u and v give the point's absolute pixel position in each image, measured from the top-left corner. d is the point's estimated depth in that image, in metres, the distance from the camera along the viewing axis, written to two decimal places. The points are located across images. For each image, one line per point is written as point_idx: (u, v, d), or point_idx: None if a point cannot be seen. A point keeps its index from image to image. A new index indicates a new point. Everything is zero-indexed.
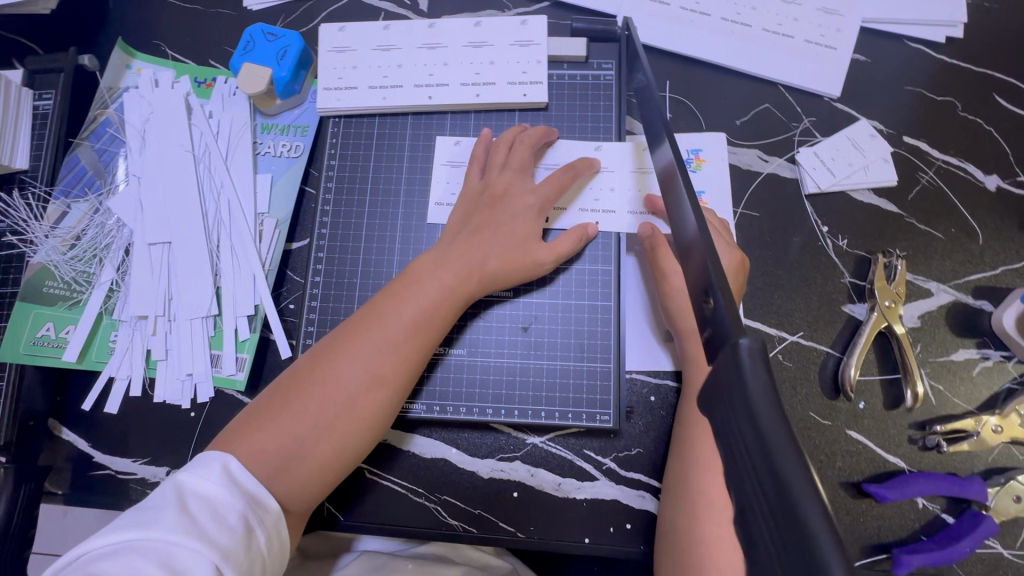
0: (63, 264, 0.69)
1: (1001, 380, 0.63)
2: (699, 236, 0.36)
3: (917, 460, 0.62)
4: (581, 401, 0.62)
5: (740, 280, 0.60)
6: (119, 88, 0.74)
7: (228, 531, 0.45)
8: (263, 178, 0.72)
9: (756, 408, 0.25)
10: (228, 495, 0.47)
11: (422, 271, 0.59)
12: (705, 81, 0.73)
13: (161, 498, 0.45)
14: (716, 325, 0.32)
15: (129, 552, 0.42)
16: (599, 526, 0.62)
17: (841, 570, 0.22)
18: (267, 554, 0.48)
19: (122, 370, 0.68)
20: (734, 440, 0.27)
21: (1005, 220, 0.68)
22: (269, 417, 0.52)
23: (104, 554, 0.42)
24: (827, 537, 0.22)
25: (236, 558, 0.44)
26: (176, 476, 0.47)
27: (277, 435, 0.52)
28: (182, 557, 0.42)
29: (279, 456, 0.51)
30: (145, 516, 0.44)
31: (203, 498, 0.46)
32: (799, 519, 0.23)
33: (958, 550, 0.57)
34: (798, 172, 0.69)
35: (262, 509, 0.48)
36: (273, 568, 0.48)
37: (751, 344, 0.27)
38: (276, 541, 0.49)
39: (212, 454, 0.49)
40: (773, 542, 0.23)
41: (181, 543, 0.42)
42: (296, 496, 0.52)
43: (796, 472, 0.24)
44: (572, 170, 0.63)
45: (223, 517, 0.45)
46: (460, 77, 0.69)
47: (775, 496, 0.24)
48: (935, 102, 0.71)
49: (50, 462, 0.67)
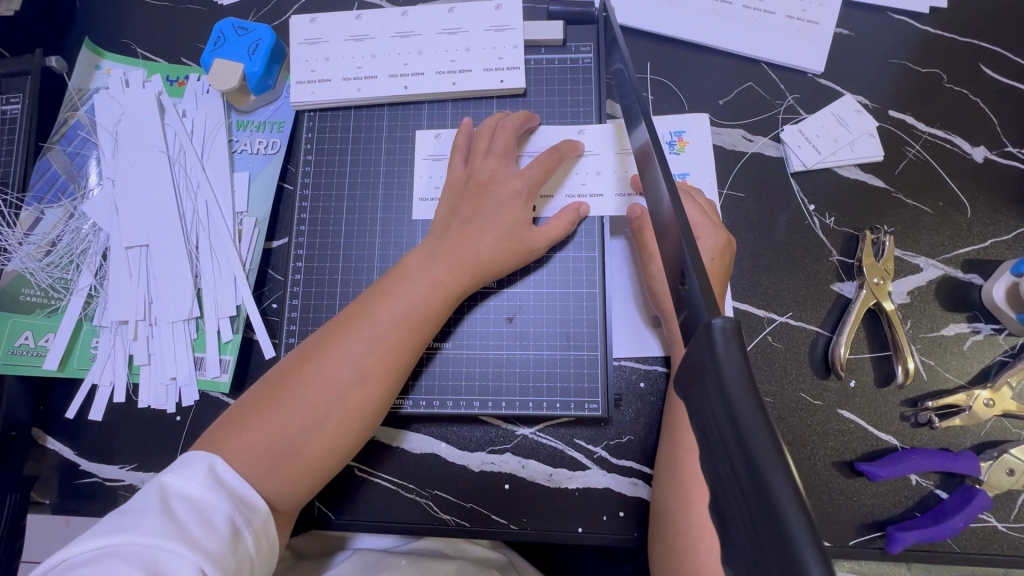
0: (39, 272, 0.68)
1: (992, 354, 0.63)
2: (674, 215, 0.35)
3: (910, 436, 0.61)
4: (569, 390, 0.62)
5: (726, 261, 0.59)
6: (89, 90, 0.73)
7: (214, 533, 0.44)
8: (240, 177, 0.70)
9: (730, 390, 0.25)
10: (213, 496, 0.46)
11: (412, 266, 0.58)
12: (686, 61, 0.72)
13: (143, 501, 0.44)
14: (693, 306, 0.31)
15: (109, 557, 0.41)
16: (592, 515, 0.61)
17: (814, 553, 0.21)
18: (256, 556, 0.47)
19: (105, 376, 0.67)
20: (709, 424, 0.26)
21: (993, 192, 0.67)
22: (256, 417, 0.52)
23: (83, 560, 0.41)
24: (802, 519, 0.22)
25: (223, 560, 0.43)
26: (159, 478, 0.46)
27: (264, 434, 0.51)
28: (166, 561, 0.41)
29: (267, 456, 0.50)
30: (126, 520, 0.43)
31: (187, 499, 0.45)
32: (772, 501, 0.22)
33: (951, 525, 0.57)
34: (783, 151, 0.68)
35: (249, 510, 0.48)
36: (261, 569, 0.48)
37: (725, 324, 0.27)
38: (264, 540, 0.48)
39: (198, 455, 0.48)
40: (748, 527, 0.23)
41: (165, 546, 0.41)
42: (284, 497, 0.51)
43: (769, 453, 0.23)
44: (558, 152, 0.62)
45: (208, 519, 0.45)
46: (435, 65, 0.67)
47: (747, 479, 0.23)
48: (920, 75, 0.70)
49: (36, 472, 0.66)
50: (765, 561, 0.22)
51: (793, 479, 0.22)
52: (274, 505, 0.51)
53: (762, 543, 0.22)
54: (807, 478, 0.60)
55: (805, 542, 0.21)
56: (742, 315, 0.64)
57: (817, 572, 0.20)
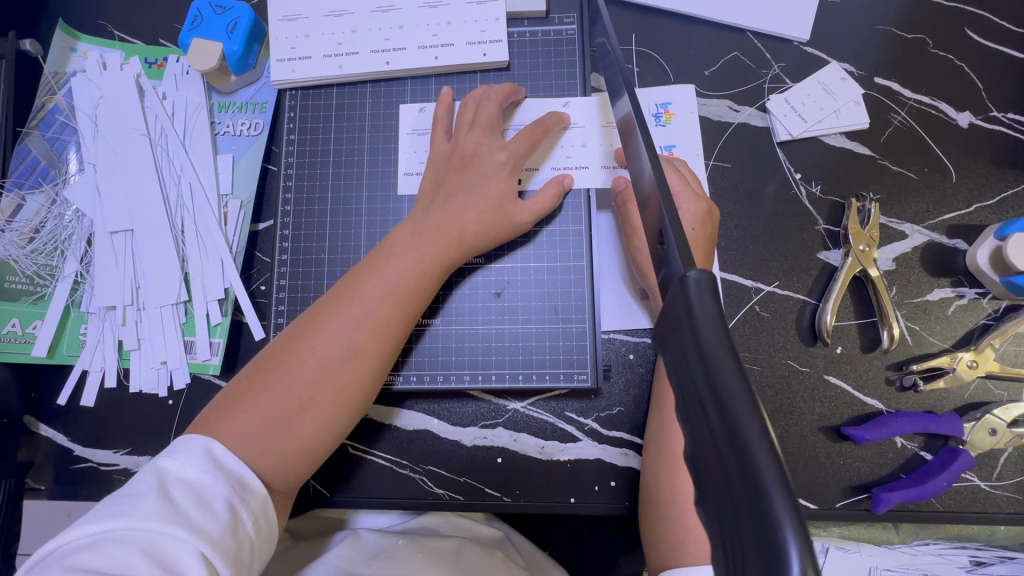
0: (23, 259, 0.68)
1: (976, 317, 0.63)
2: (654, 178, 0.36)
3: (895, 400, 0.62)
4: (559, 362, 0.62)
5: (708, 230, 0.59)
6: (65, 73, 0.72)
7: (213, 516, 0.44)
8: (224, 159, 0.70)
9: (703, 337, 0.26)
10: (212, 480, 0.46)
11: (399, 240, 0.58)
12: (672, 32, 0.71)
13: (141, 484, 0.44)
14: (670, 265, 0.32)
15: (109, 543, 0.41)
16: (584, 485, 0.62)
17: (782, 486, 0.21)
18: (255, 537, 0.47)
19: (96, 363, 0.67)
20: (684, 377, 0.26)
21: (978, 157, 0.67)
22: (251, 398, 0.52)
23: (82, 545, 0.42)
24: (770, 453, 0.22)
25: (223, 543, 0.44)
26: (155, 462, 0.47)
27: (258, 414, 0.51)
28: (165, 545, 0.41)
29: (263, 436, 0.51)
30: (123, 505, 0.43)
31: (184, 483, 0.45)
32: (741, 439, 0.23)
33: (934, 485, 0.58)
34: (769, 121, 0.68)
35: (246, 492, 0.48)
36: (262, 552, 0.48)
37: (699, 275, 0.28)
38: (263, 522, 0.49)
39: (194, 439, 0.48)
40: (717, 467, 0.24)
41: (163, 530, 0.42)
42: (282, 476, 0.52)
43: (739, 393, 0.24)
44: (542, 125, 0.61)
45: (207, 502, 0.45)
46: (417, 40, 0.66)
47: (717, 419, 0.24)
48: (905, 41, 0.70)
49: (31, 458, 0.66)
50: (734, 501, 0.22)
51: (764, 422, 0.23)
52: (272, 484, 0.52)
53: (730, 481, 0.23)
54: (795, 444, 0.62)
55: (772, 479, 0.21)
56: (730, 286, 0.65)
57: (783, 503, 0.21)
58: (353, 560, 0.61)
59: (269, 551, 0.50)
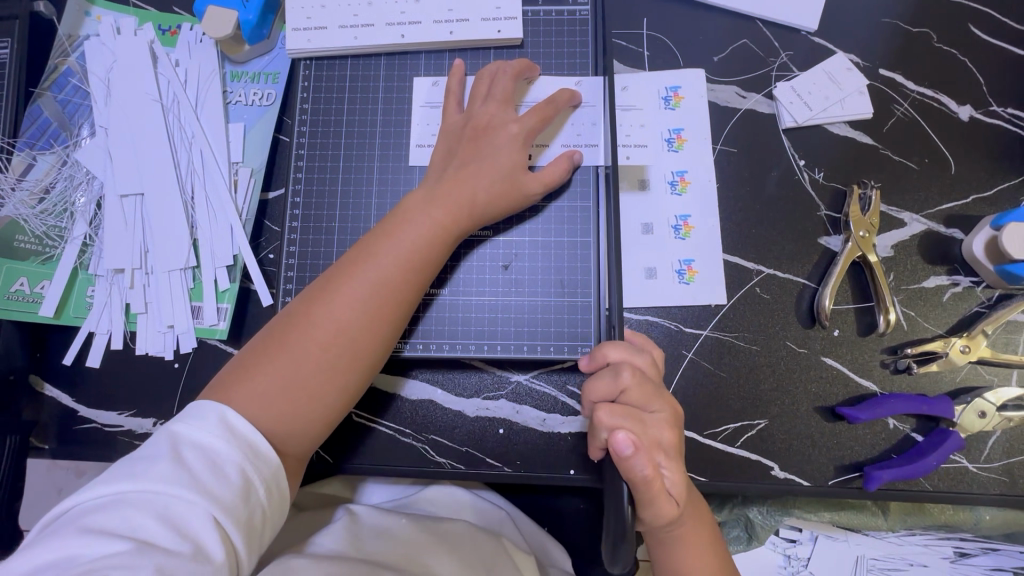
0: (33, 219, 0.68)
1: (970, 304, 0.65)
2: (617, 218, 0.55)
3: (889, 382, 0.64)
4: (563, 334, 0.63)
5: (634, 395, 0.50)
6: (79, 36, 0.72)
7: (225, 482, 0.45)
8: (235, 128, 0.70)
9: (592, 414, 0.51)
10: (224, 446, 0.47)
11: (412, 208, 0.59)
12: (683, 18, 0.72)
13: (155, 448, 0.46)
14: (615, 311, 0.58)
15: (122, 504, 0.43)
16: (583, 458, 0.63)
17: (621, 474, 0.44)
18: (267, 504, 0.48)
19: (102, 325, 0.67)
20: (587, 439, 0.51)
21: (977, 150, 0.68)
22: (268, 362, 0.53)
23: (96, 505, 0.43)
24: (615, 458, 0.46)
25: (235, 509, 0.45)
26: (170, 427, 0.48)
27: (276, 378, 0.52)
28: (177, 508, 0.43)
29: (280, 399, 0.52)
30: (138, 468, 0.44)
31: (197, 448, 0.46)
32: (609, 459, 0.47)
33: (925, 465, 0.60)
34: (775, 108, 0.69)
35: (259, 459, 0.48)
36: (276, 517, 0.49)
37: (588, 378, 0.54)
38: (276, 490, 0.49)
39: (208, 405, 0.49)
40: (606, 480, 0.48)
41: (175, 494, 0.43)
42: (296, 439, 0.53)
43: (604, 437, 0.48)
44: (554, 103, 0.62)
45: (219, 467, 0.46)
46: (433, 14, 0.67)
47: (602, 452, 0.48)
48: (910, 34, 0.71)
49: (35, 418, 0.67)
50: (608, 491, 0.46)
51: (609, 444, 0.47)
52: (287, 448, 0.52)
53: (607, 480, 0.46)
54: (792, 422, 0.63)
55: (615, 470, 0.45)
56: (732, 267, 0.67)
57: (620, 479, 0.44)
58: (357, 536, 0.62)
59: (281, 517, 0.51)
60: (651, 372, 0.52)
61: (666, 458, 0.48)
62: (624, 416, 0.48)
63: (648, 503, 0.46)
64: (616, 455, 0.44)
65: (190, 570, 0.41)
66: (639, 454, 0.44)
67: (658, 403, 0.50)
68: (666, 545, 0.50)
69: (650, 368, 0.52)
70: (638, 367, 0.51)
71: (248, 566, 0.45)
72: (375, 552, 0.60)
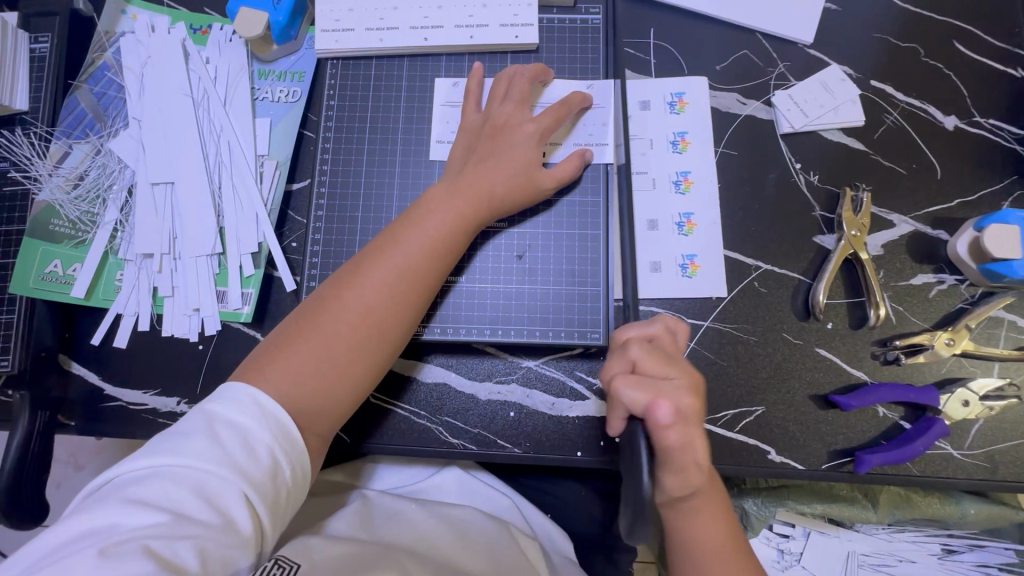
0: (68, 205, 0.71)
1: (955, 301, 0.69)
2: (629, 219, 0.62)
3: (879, 373, 0.68)
4: (573, 322, 0.67)
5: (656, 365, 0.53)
6: (115, 33, 0.75)
7: (255, 460, 0.48)
8: (262, 123, 0.74)
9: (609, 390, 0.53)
10: (255, 426, 0.50)
11: (434, 201, 0.62)
12: (687, 29, 0.77)
13: (191, 426, 0.48)
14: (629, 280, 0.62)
15: (160, 478, 0.45)
16: (590, 440, 0.67)
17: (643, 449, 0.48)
18: (292, 484, 0.51)
19: (130, 306, 0.70)
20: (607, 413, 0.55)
21: (962, 157, 0.73)
22: (300, 342, 0.56)
23: (134, 478, 0.46)
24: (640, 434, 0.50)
25: (264, 486, 0.48)
26: (204, 406, 0.51)
27: (308, 356, 0.55)
28: (210, 483, 0.45)
29: (312, 376, 0.55)
30: (174, 444, 0.47)
31: (230, 427, 0.49)
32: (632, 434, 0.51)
33: (912, 448, 0.63)
34: (773, 115, 0.74)
35: (287, 440, 0.51)
36: (299, 495, 0.52)
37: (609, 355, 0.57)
38: (300, 472, 0.52)
39: (240, 387, 0.52)
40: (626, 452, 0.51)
41: (209, 470, 0.46)
42: (325, 416, 0.56)
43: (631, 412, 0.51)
44: (566, 105, 0.66)
45: (250, 446, 0.49)
46: (454, 20, 0.71)
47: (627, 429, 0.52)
48: (899, 48, 0.76)
49: (62, 395, 0.69)
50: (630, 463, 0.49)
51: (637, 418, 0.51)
52: (316, 424, 0.55)
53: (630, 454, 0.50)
54: (788, 410, 0.67)
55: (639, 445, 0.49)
56: (731, 263, 0.70)
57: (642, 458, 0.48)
58: (368, 519, 0.65)
59: (303, 497, 0.54)
60: (664, 341, 0.56)
61: (696, 423, 0.51)
62: (649, 386, 0.51)
63: (677, 468, 0.50)
64: (657, 424, 0.49)
65: (221, 542, 0.44)
66: (676, 422, 0.49)
67: (677, 371, 0.53)
68: (686, 520, 0.54)
69: (662, 337, 0.56)
70: (650, 340, 0.55)
71: (272, 540, 0.48)
72: (387, 534, 0.62)
